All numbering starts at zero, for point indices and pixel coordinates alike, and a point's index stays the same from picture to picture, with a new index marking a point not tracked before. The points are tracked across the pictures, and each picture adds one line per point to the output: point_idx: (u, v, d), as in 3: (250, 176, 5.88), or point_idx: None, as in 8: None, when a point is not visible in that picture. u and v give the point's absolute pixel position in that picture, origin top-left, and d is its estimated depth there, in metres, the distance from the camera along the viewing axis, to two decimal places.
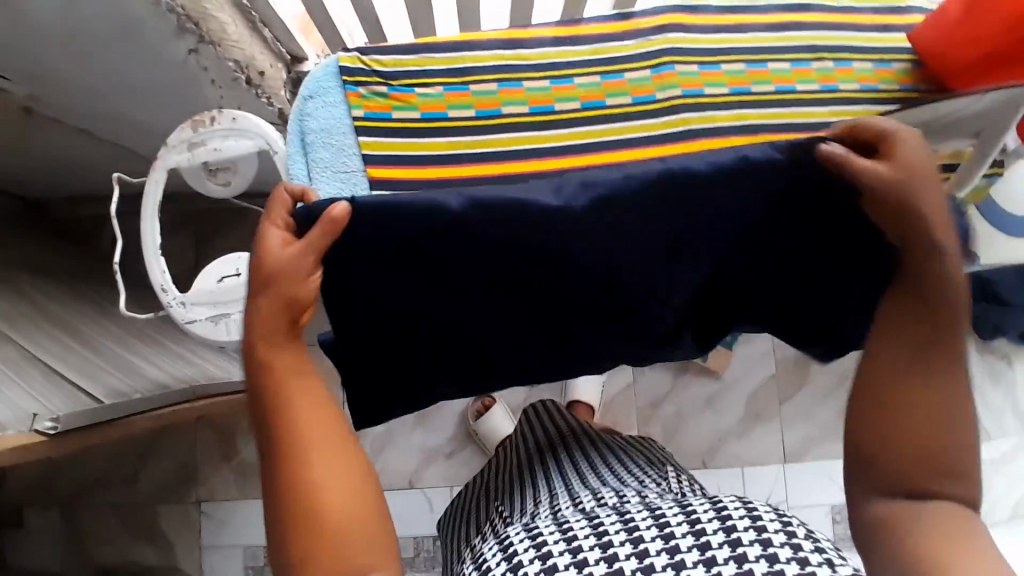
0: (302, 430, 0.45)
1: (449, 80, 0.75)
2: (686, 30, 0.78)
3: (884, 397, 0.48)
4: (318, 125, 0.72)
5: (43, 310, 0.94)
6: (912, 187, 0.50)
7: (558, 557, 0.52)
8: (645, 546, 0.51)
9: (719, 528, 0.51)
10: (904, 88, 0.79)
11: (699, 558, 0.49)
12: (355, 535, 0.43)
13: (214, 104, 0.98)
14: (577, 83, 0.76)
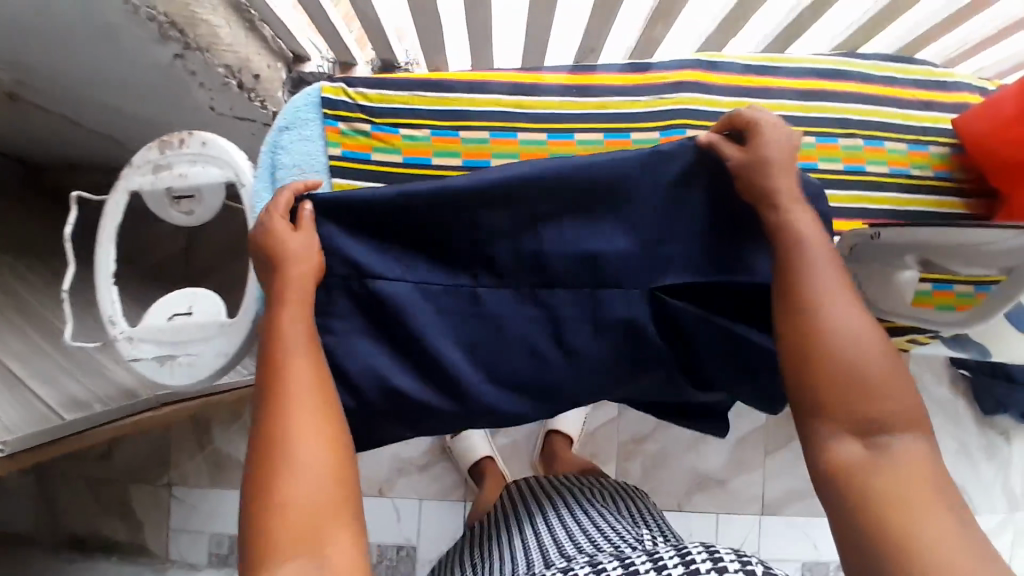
0: (282, 402, 0.50)
1: (435, 122, 0.69)
2: (704, 91, 0.70)
3: (802, 372, 0.50)
4: (291, 160, 0.67)
5: (14, 299, 0.91)
6: (775, 171, 0.56)
7: None
8: None
9: (681, 564, 0.54)
10: (938, 177, 0.72)
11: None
12: (310, 468, 0.47)
13: (204, 104, 0.93)
14: (577, 139, 0.70)
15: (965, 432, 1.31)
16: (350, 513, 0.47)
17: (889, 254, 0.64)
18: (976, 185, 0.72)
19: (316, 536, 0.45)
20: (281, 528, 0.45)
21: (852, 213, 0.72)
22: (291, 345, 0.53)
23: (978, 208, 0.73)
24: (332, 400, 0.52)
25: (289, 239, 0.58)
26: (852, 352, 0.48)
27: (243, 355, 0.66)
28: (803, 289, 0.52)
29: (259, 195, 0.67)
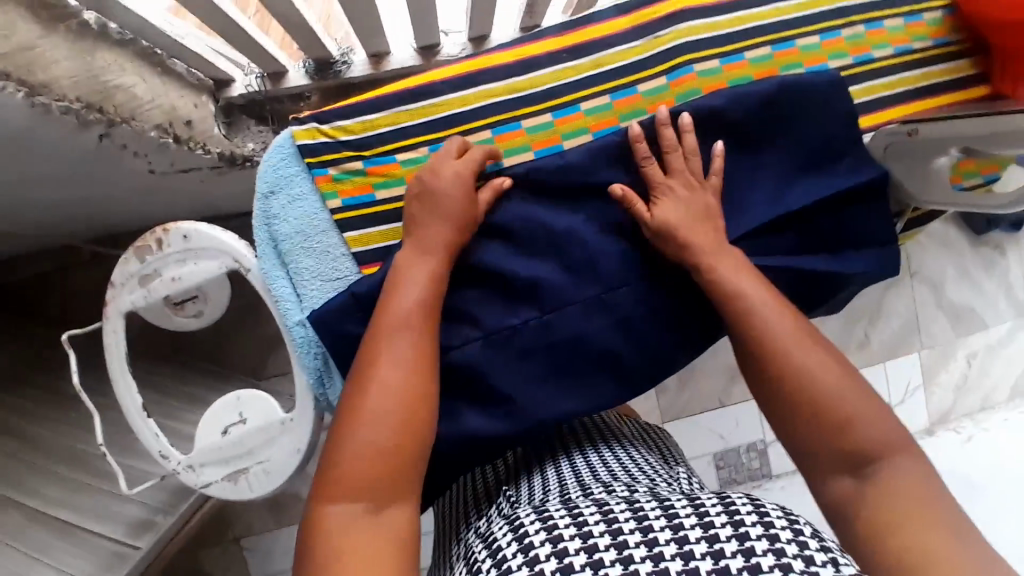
0: (372, 354, 0.51)
1: (432, 136, 0.62)
2: (697, 17, 0.67)
3: (789, 387, 0.52)
4: (290, 227, 0.59)
5: (30, 443, 0.81)
6: (681, 227, 0.60)
7: (569, 538, 0.45)
8: (654, 532, 0.44)
9: (731, 525, 0.44)
10: (939, 43, 0.75)
11: (707, 550, 0.42)
12: (370, 444, 0.47)
13: (142, 174, 0.81)
14: (584, 110, 0.65)
15: (964, 255, 1.41)
16: (387, 493, 0.46)
17: (931, 150, 0.63)
18: (974, 46, 0.77)
19: (385, 492, 0.46)
20: (340, 475, 0.46)
21: (880, 100, 0.72)
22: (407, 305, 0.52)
23: (981, 66, 0.77)
24: (427, 382, 0.51)
25: (450, 181, 0.57)
26: (809, 383, 0.52)
27: (315, 445, 0.62)
28: (743, 303, 0.56)
29: (271, 276, 0.59)
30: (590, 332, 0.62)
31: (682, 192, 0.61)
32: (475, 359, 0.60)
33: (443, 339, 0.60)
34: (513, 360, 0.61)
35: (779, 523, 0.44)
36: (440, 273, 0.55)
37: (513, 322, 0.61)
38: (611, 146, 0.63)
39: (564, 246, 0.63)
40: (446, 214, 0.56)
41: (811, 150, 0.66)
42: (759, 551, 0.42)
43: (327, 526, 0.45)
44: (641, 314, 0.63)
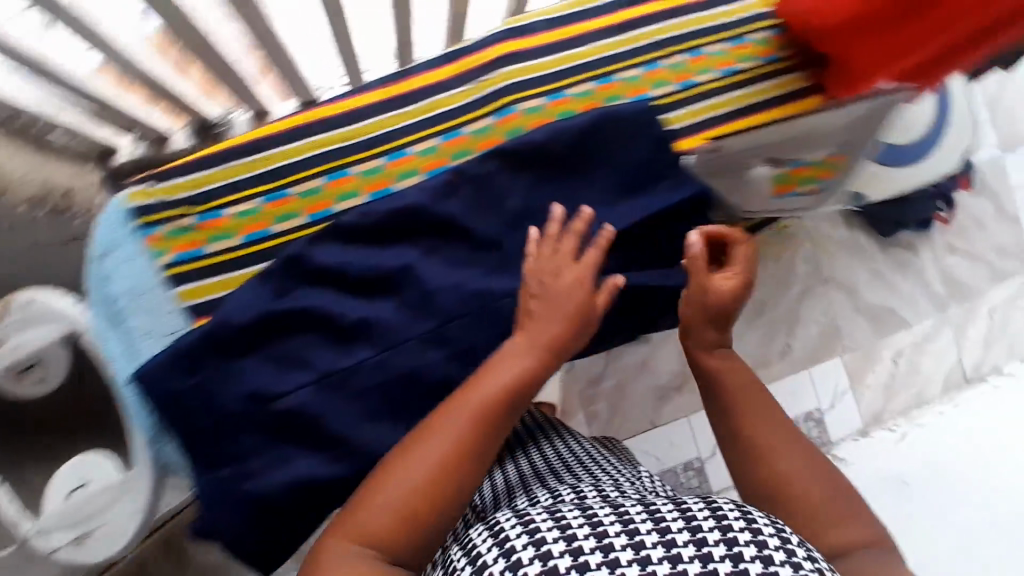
0: (434, 425, 0.58)
1: (263, 188, 0.65)
2: (520, 60, 0.71)
3: (773, 490, 0.63)
4: (121, 287, 0.62)
5: None
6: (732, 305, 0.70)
7: (547, 534, 0.50)
8: (636, 528, 0.49)
9: (714, 519, 0.49)
10: (767, 61, 0.76)
11: (688, 539, 0.47)
12: (402, 497, 0.54)
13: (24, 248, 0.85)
14: (414, 152, 0.68)
15: (874, 259, 1.49)
16: (406, 539, 0.54)
17: (740, 161, 0.80)
18: (808, 59, 0.77)
19: (395, 537, 0.54)
20: (370, 524, 0.54)
21: (710, 121, 0.76)
22: (479, 392, 0.59)
23: (814, 78, 0.78)
24: (479, 463, 0.57)
25: (562, 284, 0.63)
26: (797, 484, 0.63)
27: (152, 505, 0.67)
28: (745, 401, 0.69)
29: (106, 334, 0.63)
30: (428, 366, 0.65)
31: (735, 276, 0.71)
32: (308, 403, 0.62)
33: (274, 386, 0.61)
34: (348, 400, 0.63)
35: (737, 523, 0.48)
36: (535, 377, 0.60)
37: (348, 363, 0.63)
38: (439, 184, 0.67)
39: (398, 285, 0.66)
40: (553, 322, 0.62)
41: (630, 179, 0.72)
42: (739, 541, 0.47)
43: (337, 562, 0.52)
44: (483, 344, 0.66)
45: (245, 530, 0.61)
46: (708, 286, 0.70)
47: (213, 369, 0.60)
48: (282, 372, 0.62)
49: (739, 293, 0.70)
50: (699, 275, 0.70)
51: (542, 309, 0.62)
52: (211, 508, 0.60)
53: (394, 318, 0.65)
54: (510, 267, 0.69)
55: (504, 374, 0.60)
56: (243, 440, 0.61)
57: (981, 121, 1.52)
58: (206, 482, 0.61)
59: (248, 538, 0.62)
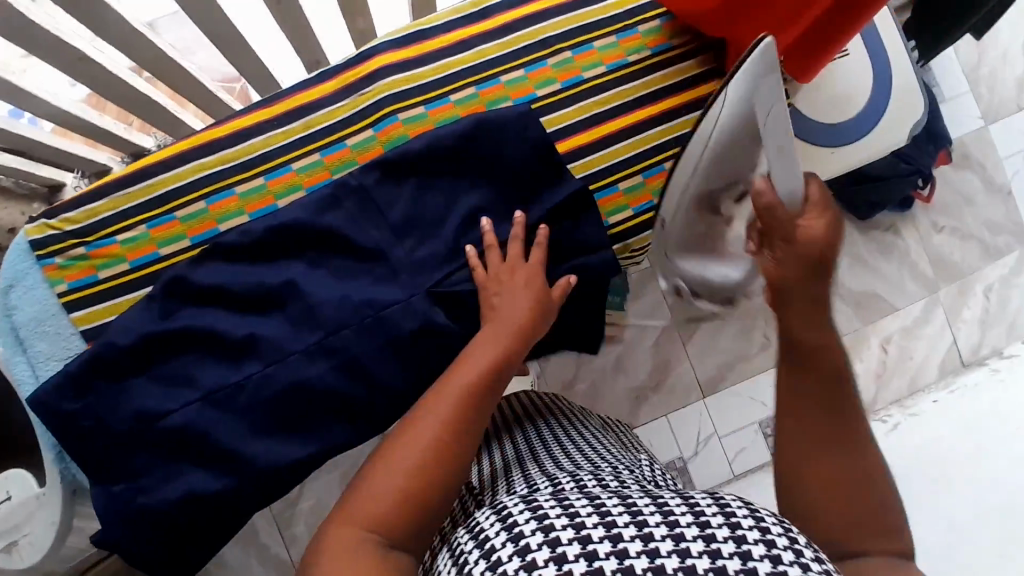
0: (429, 406, 0.55)
1: (149, 214, 0.68)
2: (400, 70, 0.72)
3: (811, 475, 0.53)
4: (24, 315, 0.66)
5: None
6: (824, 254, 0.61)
7: (555, 519, 0.45)
8: (643, 516, 0.44)
9: (722, 515, 0.44)
10: (658, 50, 0.75)
11: (699, 533, 0.42)
12: (392, 482, 0.50)
13: None
14: (296, 169, 0.70)
15: (855, 243, 1.43)
16: (403, 525, 0.49)
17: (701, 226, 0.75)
18: (699, 45, 0.76)
19: (391, 525, 0.49)
20: (364, 504, 0.49)
21: (604, 115, 0.74)
22: (468, 372, 0.57)
23: (709, 63, 0.76)
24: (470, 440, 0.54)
25: (519, 274, 0.65)
26: (836, 470, 0.52)
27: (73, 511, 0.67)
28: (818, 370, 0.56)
29: (11, 362, 0.66)
30: (317, 377, 0.65)
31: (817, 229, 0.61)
32: (195, 419, 0.63)
33: (163, 404, 0.63)
34: (236, 415, 0.64)
35: (747, 523, 0.43)
36: (512, 356, 0.59)
37: (235, 379, 0.64)
38: (321, 197, 0.68)
39: (285, 299, 0.67)
40: (516, 307, 0.63)
41: (520, 175, 0.70)
42: (750, 539, 0.42)
43: (332, 552, 0.47)
44: (372, 353, 0.66)
45: (139, 545, 0.63)
46: (790, 235, 0.61)
47: (104, 390, 0.63)
48: (171, 390, 0.64)
49: (833, 228, 0.61)
50: (780, 228, 0.61)
51: (505, 304, 0.63)
52: (105, 526, 0.62)
53: (281, 331, 0.66)
54: (397, 276, 0.68)
55: (487, 362, 0.58)
56: (135, 458, 0.63)
57: (959, 91, 1.45)
58: (102, 501, 0.62)
59: (144, 552, 0.63)
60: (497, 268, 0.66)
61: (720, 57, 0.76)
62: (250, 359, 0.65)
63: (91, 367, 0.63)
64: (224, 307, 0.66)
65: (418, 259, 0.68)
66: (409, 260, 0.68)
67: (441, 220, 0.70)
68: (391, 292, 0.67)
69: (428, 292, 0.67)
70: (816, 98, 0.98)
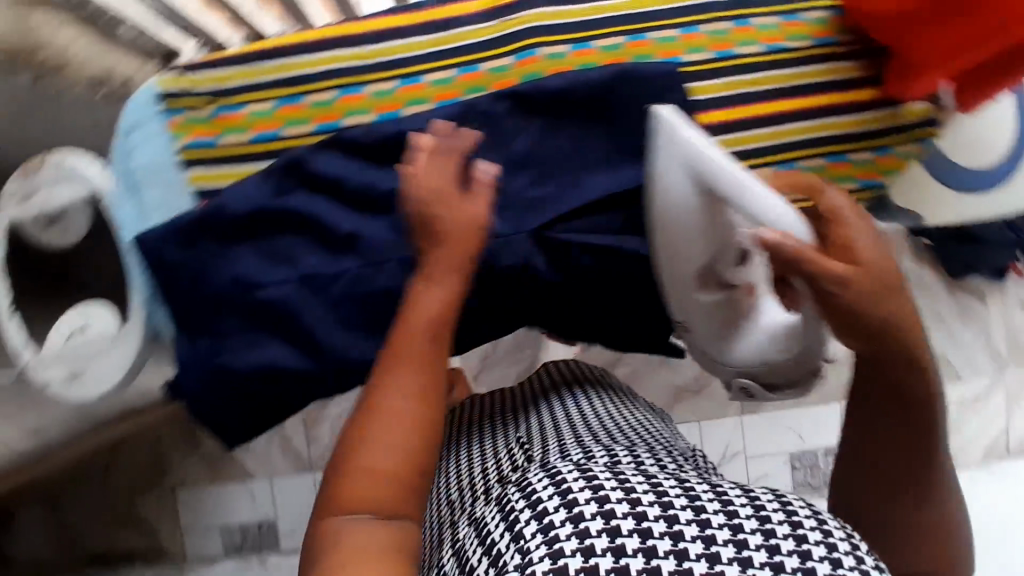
0: (392, 372, 0.56)
1: (280, 92, 0.67)
2: (553, 2, 0.69)
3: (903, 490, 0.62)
4: (141, 160, 0.67)
5: None
6: (871, 277, 0.59)
7: (617, 509, 0.53)
8: (704, 516, 0.53)
9: (757, 520, 0.53)
10: (821, 42, 0.73)
11: (759, 544, 0.51)
12: (391, 456, 0.53)
13: None
14: (427, 81, 0.68)
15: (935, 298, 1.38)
16: (403, 497, 0.53)
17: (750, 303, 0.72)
18: (863, 44, 0.73)
19: (390, 500, 0.53)
20: (356, 487, 0.52)
21: (751, 95, 0.72)
22: (424, 326, 0.57)
23: (868, 69, 0.74)
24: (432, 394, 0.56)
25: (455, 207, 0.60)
26: (938, 515, 0.62)
27: (143, 362, 0.68)
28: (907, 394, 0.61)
29: (119, 202, 0.67)
30: (409, 288, 0.66)
31: (861, 244, 0.61)
32: (287, 298, 0.64)
33: (258, 277, 0.64)
34: (325, 304, 0.65)
35: (777, 517, 0.54)
36: (458, 298, 0.59)
37: (332, 270, 0.65)
38: (451, 113, 0.67)
39: (394, 205, 0.67)
40: (470, 242, 0.60)
41: None
42: (784, 550, 0.51)
43: (341, 532, 0.51)
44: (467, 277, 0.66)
45: (211, 403, 0.65)
46: (841, 278, 0.58)
47: (205, 250, 0.64)
48: (270, 265, 0.65)
49: (876, 243, 0.61)
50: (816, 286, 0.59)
51: (450, 233, 0.60)
52: (186, 376, 0.64)
53: (383, 236, 0.66)
54: (506, 208, 0.67)
55: (433, 307, 0.58)
56: (223, 320, 0.64)
57: None
58: (186, 353, 0.64)
59: (214, 410, 0.66)
60: (431, 230, 0.60)
61: (880, 63, 0.74)
62: (349, 254, 0.66)
63: (199, 225, 0.64)
64: (334, 198, 0.67)
65: (531, 198, 0.68)
66: (520, 198, 0.68)
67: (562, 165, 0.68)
68: (498, 223, 0.67)
69: (534, 233, 0.67)
70: (965, 138, 0.90)
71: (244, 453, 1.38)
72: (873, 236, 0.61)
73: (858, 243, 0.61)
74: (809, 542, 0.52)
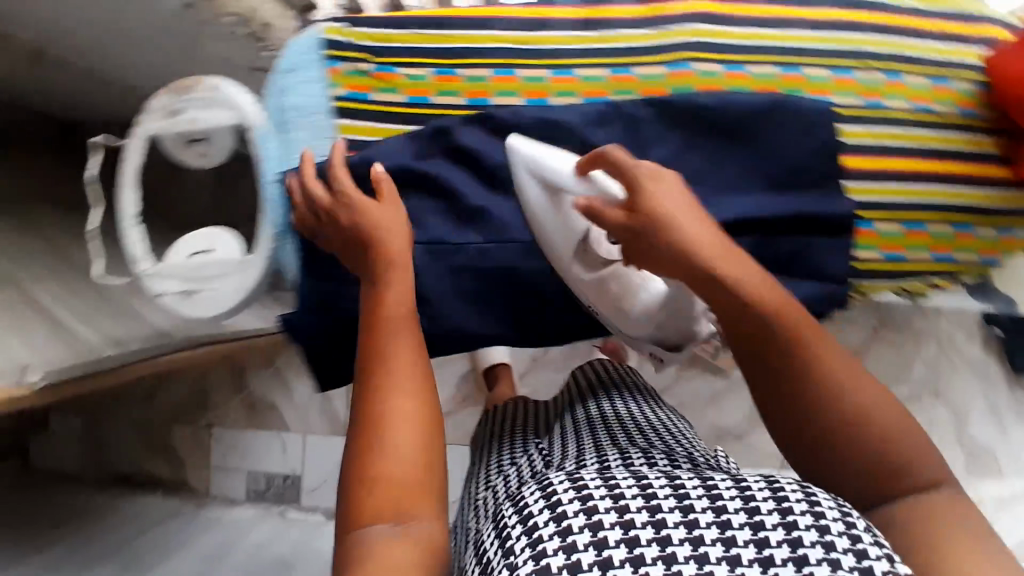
0: (375, 377, 0.57)
1: (436, 61, 0.69)
2: (712, 21, 0.70)
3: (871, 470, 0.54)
4: (295, 101, 0.69)
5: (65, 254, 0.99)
6: (714, 252, 0.57)
7: (604, 513, 0.46)
8: (662, 515, 0.46)
9: (745, 512, 0.46)
10: (965, 112, 0.72)
11: (722, 552, 0.44)
12: (392, 465, 0.52)
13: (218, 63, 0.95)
14: (579, 75, 0.69)
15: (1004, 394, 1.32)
16: (417, 502, 0.52)
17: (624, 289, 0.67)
18: (1005, 126, 0.73)
19: (402, 505, 0.51)
20: (372, 496, 0.51)
21: (897, 148, 0.71)
22: (388, 322, 0.59)
23: (1003, 147, 0.73)
24: (426, 390, 0.57)
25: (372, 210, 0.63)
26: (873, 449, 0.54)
27: (258, 291, 0.71)
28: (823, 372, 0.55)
29: (266, 138, 0.69)
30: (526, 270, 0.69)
31: (663, 196, 0.58)
32: (411, 258, 0.68)
33: None
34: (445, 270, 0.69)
35: (761, 495, 0.47)
36: (405, 283, 0.61)
37: (457, 241, 0.68)
38: (596, 110, 0.68)
39: None
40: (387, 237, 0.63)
41: (788, 166, 0.69)
42: (773, 541, 0.44)
43: (366, 546, 0.50)
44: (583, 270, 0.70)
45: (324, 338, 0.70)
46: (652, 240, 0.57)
47: None
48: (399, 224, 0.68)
49: (674, 194, 0.58)
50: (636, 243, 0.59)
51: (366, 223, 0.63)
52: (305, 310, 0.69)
53: (510, 218, 0.68)
54: None
55: (400, 291, 0.61)
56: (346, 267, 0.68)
57: None
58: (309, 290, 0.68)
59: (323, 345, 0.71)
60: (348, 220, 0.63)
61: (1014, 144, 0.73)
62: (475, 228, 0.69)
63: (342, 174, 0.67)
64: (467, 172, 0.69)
65: None
66: None
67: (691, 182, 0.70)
68: None
69: None
70: None
71: (283, 405, 1.42)
72: (699, 218, 0.57)
73: (665, 200, 0.58)
74: (799, 526, 0.45)
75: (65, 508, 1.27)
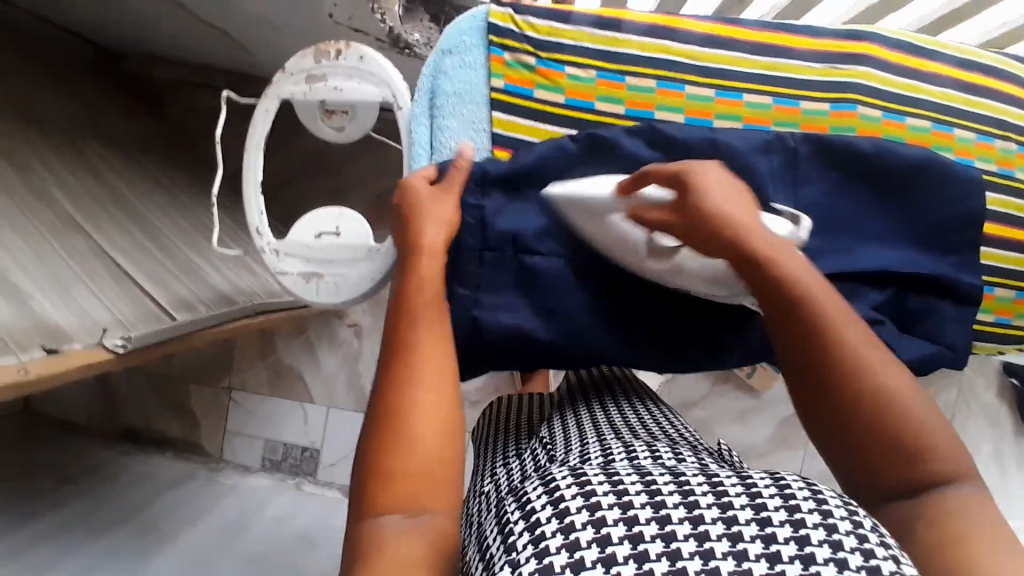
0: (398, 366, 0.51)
1: (603, 65, 0.67)
2: (879, 67, 0.70)
3: (912, 448, 0.48)
4: (451, 86, 0.66)
5: (123, 203, 0.97)
6: (756, 232, 0.53)
7: (606, 505, 0.41)
8: (667, 510, 0.40)
9: (750, 503, 0.40)
10: None
11: (728, 549, 0.37)
12: (413, 459, 0.46)
13: (326, 26, 0.93)
14: (745, 100, 0.68)
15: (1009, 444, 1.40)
16: (428, 503, 0.46)
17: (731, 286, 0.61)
18: None
19: (416, 501, 0.45)
20: (383, 488, 0.46)
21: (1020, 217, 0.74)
22: (415, 308, 0.54)
23: None
24: (452, 378, 0.51)
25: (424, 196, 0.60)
26: (904, 412, 0.48)
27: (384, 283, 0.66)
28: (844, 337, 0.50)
29: (417, 121, 0.66)
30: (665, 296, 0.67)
31: (705, 180, 0.55)
32: (553, 271, 0.65)
33: (531, 241, 0.64)
34: (584, 287, 0.66)
35: (769, 492, 0.41)
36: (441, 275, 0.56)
37: (599, 258, 0.66)
38: (759, 137, 0.66)
39: None
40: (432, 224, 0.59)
41: (934, 220, 0.68)
42: (779, 538, 0.38)
43: (371, 544, 0.43)
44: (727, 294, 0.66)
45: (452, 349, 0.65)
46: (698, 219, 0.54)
47: (489, 198, 0.64)
48: (544, 234, 0.65)
49: (723, 185, 0.55)
50: (685, 232, 0.55)
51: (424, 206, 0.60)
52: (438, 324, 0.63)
53: None
54: None
55: (436, 284, 0.56)
56: (485, 273, 0.64)
57: None
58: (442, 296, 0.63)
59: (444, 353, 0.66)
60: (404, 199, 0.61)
61: None
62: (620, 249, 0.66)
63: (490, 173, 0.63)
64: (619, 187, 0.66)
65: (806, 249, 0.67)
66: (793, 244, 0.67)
67: (838, 226, 0.68)
68: None
69: None
70: None
71: (309, 374, 1.38)
72: (740, 205, 0.54)
73: (710, 187, 0.54)
74: (808, 523, 0.38)
75: (74, 461, 1.20)
